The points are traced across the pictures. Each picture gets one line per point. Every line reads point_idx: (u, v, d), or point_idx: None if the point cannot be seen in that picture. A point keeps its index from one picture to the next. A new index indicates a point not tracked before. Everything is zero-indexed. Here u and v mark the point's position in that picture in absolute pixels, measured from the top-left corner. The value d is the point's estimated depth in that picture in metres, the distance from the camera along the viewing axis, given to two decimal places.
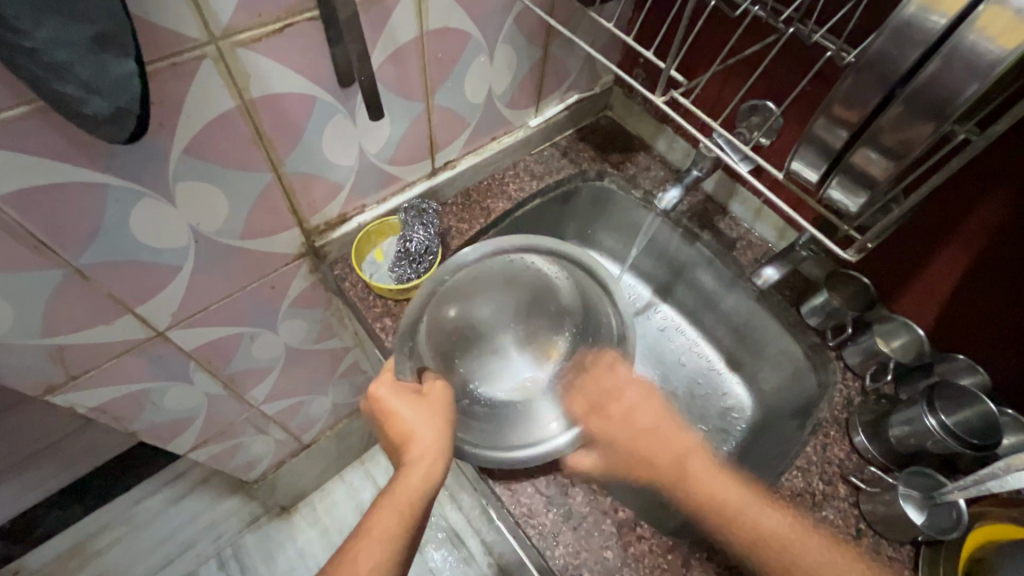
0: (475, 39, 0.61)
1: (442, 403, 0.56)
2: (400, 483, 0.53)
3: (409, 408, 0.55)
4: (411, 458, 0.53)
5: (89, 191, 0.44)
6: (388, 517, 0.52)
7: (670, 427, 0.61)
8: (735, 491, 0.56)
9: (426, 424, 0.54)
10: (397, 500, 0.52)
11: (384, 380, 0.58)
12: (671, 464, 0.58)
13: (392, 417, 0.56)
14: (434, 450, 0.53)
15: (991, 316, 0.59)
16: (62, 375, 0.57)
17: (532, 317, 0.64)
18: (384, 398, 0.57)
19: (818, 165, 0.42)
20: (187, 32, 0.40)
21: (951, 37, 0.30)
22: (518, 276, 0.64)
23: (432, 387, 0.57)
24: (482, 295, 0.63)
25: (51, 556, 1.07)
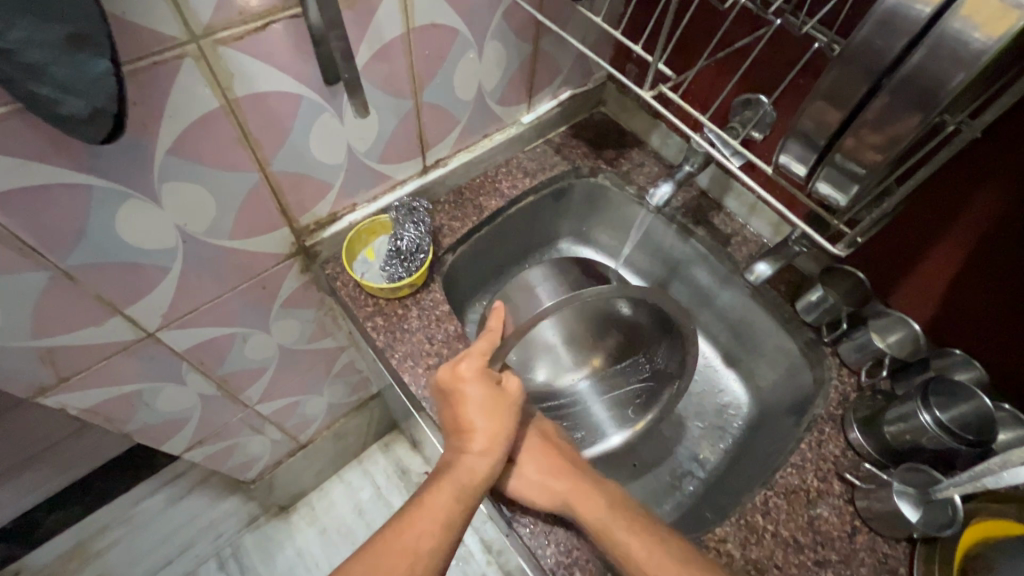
0: (463, 35, 0.61)
1: (513, 403, 0.56)
2: (461, 466, 0.53)
3: (486, 398, 0.55)
4: (476, 447, 0.54)
5: (74, 192, 0.44)
6: (444, 499, 0.51)
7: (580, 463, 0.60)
8: (639, 529, 0.53)
9: (493, 419, 0.55)
10: (456, 482, 0.52)
11: (471, 361, 0.56)
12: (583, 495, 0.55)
13: (464, 402, 0.55)
14: (497, 443, 0.55)
15: (987, 311, 0.59)
16: (53, 376, 0.57)
17: (582, 336, 0.70)
18: (464, 380, 0.55)
19: (807, 159, 0.41)
20: (167, 31, 0.40)
21: (936, 25, 0.30)
22: (607, 314, 0.69)
23: (509, 382, 0.57)
24: (563, 321, 0.68)
25: (53, 556, 1.06)
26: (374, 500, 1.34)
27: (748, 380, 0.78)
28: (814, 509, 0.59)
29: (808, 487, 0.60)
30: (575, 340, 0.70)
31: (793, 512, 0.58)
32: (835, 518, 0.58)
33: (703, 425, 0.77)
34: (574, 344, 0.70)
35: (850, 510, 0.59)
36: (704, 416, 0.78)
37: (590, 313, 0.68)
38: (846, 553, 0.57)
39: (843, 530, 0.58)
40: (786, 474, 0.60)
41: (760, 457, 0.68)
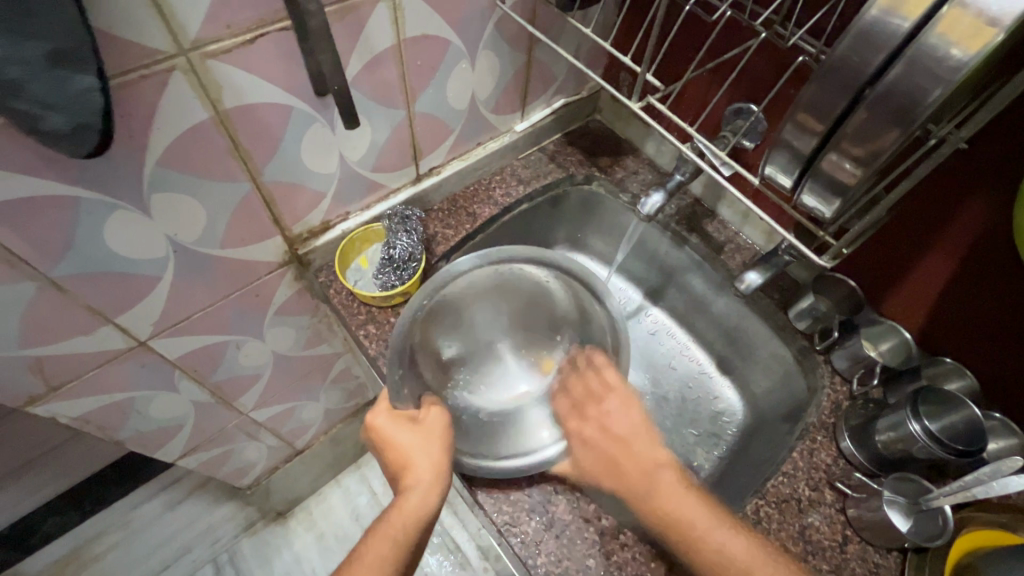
0: (455, 45, 0.61)
1: (437, 432, 0.56)
2: (398, 509, 0.54)
3: (408, 435, 0.55)
4: (407, 485, 0.54)
5: (62, 205, 0.44)
6: (383, 543, 0.53)
7: (646, 439, 0.59)
8: (697, 508, 0.53)
9: (422, 453, 0.55)
10: (391, 527, 0.54)
11: (382, 408, 0.57)
12: (640, 476, 0.56)
13: (394, 446, 0.55)
14: (431, 476, 0.54)
15: (980, 319, 0.59)
16: (43, 386, 0.57)
17: (530, 333, 0.69)
18: (382, 427, 0.56)
19: (791, 171, 0.41)
20: (155, 44, 0.40)
21: (915, 40, 0.30)
22: (521, 286, 0.66)
23: (428, 413, 0.57)
24: (484, 292, 0.64)
25: (48, 562, 1.05)
26: (371, 505, 1.34)
27: (742, 388, 0.79)
28: (805, 519, 0.59)
29: (799, 496, 0.60)
30: (526, 338, 0.68)
31: (784, 522, 0.58)
32: (825, 527, 0.58)
33: (697, 432, 0.78)
34: (523, 347, 0.68)
35: (841, 519, 0.59)
36: (698, 423, 0.78)
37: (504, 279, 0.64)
38: (837, 564, 0.56)
39: (834, 540, 0.58)
40: (777, 483, 0.60)
41: (752, 465, 0.68)
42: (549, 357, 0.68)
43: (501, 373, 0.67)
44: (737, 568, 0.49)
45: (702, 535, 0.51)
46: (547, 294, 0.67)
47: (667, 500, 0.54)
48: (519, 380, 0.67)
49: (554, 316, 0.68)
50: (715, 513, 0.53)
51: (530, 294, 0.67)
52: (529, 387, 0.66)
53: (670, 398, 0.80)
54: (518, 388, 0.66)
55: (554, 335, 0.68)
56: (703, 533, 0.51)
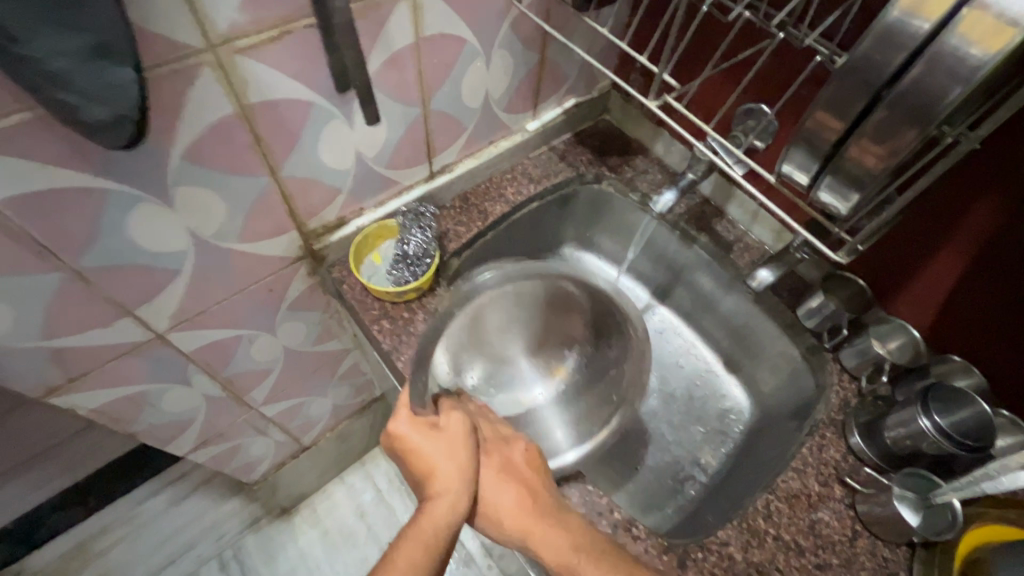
0: (471, 44, 0.62)
1: (461, 436, 0.56)
2: (427, 515, 0.51)
3: (431, 440, 0.55)
4: (436, 489, 0.52)
5: (89, 196, 0.45)
6: (412, 552, 0.49)
7: (546, 481, 0.56)
8: (594, 549, 0.51)
9: (447, 458, 0.54)
10: (421, 535, 0.50)
11: (401, 417, 0.56)
12: (543, 516, 0.53)
13: (416, 452, 0.55)
14: (459, 478, 0.53)
15: (987, 317, 0.60)
16: (62, 377, 0.57)
17: (544, 341, 0.72)
18: (403, 435, 0.56)
19: (808, 167, 0.42)
20: (186, 39, 0.41)
21: (935, 40, 0.31)
22: (549, 302, 0.70)
23: (450, 419, 0.57)
24: (507, 308, 0.68)
25: (54, 556, 1.05)
26: (375, 502, 1.34)
27: (749, 386, 0.79)
28: (814, 513, 0.59)
29: (809, 491, 0.60)
30: (540, 345, 0.72)
31: (793, 516, 0.59)
32: (835, 522, 0.59)
33: (704, 429, 0.78)
34: (537, 354, 0.72)
35: (851, 514, 0.59)
36: (706, 421, 0.79)
37: (525, 296, 0.69)
38: (847, 557, 0.57)
39: (843, 534, 0.58)
40: (787, 478, 0.61)
41: (761, 461, 0.69)
42: (561, 366, 0.71)
43: (515, 376, 0.71)
44: None
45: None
46: (568, 311, 0.71)
47: (566, 547, 0.51)
48: (531, 384, 0.71)
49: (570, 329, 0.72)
50: (617, 560, 0.50)
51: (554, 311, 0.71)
52: (540, 392, 0.70)
53: (678, 396, 0.81)
54: (530, 392, 0.70)
55: (567, 346, 0.72)
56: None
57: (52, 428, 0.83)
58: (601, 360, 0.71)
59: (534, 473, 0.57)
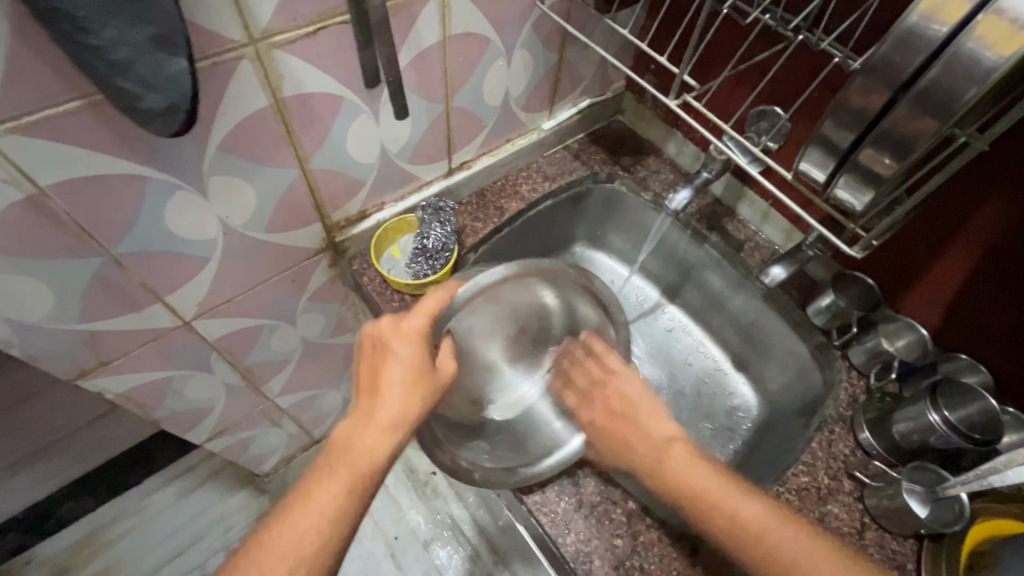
0: (494, 43, 0.64)
1: (439, 380, 0.55)
2: (364, 439, 0.50)
3: (412, 363, 0.53)
4: (384, 421, 0.51)
5: (131, 183, 0.47)
6: (341, 478, 0.48)
7: (650, 414, 0.55)
8: (713, 477, 0.50)
9: (410, 391, 0.53)
10: (351, 466, 0.49)
11: (409, 322, 0.54)
12: (654, 449, 0.53)
13: (389, 363, 0.53)
14: (405, 417, 0.52)
15: (996, 316, 0.61)
16: (94, 360, 0.59)
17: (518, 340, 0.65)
18: (396, 336, 0.54)
19: (825, 165, 0.44)
20: (229, 34, 0.43)
21: (951, 44, 0.33)
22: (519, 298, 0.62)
23: (442, 363, 0.56)
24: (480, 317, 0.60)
25: (66, 544, 1.09)
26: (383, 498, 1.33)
27: (757, 384, 0.81)
28: (824, 506, 0.60)
29: (819, 484, 0.62)
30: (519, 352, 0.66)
31: (803, 508, 0.60)
32: (844, 514, 0.60)
33: (712, 425, 0.80)
34: (513, 355, 0.66)
35: (860, 507, 0.61)
36: (714, 418, 0.80)
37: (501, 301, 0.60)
38: (855, 549, 0.58)
39: (852, 526, 0.60)
40: (797, 472, 0.62)
41: (769, 455, 0.70)
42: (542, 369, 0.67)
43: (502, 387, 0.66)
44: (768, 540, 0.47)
45: (723, 499, 0.49)
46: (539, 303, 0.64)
47: (700, 475, 0.50)
48: (516, 384, 0.67)
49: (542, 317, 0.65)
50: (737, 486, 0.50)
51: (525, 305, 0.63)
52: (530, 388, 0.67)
53: (687, 393, 0.82)
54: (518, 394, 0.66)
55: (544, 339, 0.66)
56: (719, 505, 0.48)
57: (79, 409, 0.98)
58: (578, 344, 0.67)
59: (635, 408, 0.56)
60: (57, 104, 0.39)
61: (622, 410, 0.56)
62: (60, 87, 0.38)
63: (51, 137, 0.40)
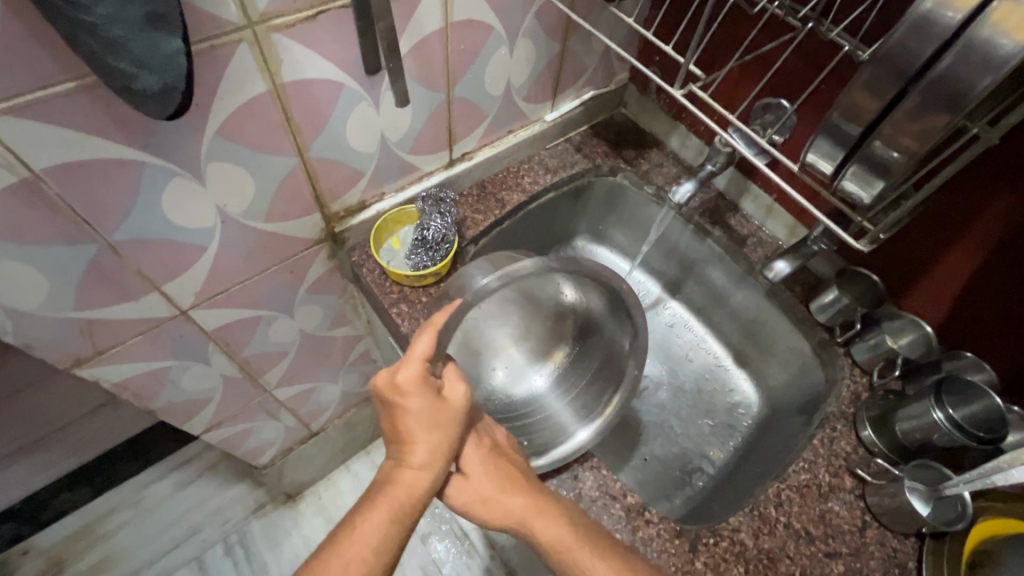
0: (497, 31, 0.63)
1: (458, 414, 0.53)
2: (399, 480, 0.52)
3: (428, 410, 0.52)
4: (416, 461, 0.52)
5: (127, 168, 0.46)
6: (382, 517, 0.51)
7: (542, 495, 0.55)
8: (583, 540, 0.52)
9: (432, 432, 0.52)
10: (391, 502, 0.52)
11: (410, 370, 0.51)
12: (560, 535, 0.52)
13: (405, 413, 0.52)
14: (436, 456, 0.53)
15: (1002, 313, 0.60)
16: (90, 349, 0.58)
17: (535, 326, 0.68)
18: (402, 390, 0.51)
19: (834, 157, 0.43)
20: (226, 16, 0.42)
21: (967, 30, 0.32)
22: (535, 286, 0.63)
23: (454, 395, 0.53)
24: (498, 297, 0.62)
25: (63, 535, 1.08)
26: None
27: (758, 380, 0.80)
28: (825, 503, 0.60)
29: (820, 482, 0.61)
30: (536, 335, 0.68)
31: (804, 506, 0.60)
32: (846, 512, 0.60)
33: (713, 422, 0.79)
34: (528, 340, 0.68)
35: (861, 504, 0.60)
36: (715, 414, 0.80)
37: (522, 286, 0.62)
38: (856, 547, 0.58)
39: (854, 524, 0.59)
40: (798, 469, 0.62)
41: (770, 452, 0.69)
42: (556, 352, 0.69)
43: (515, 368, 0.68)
44: None
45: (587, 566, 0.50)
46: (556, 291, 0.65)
47: (567, 536, 0.52)
48: (529, 370, 0.69)
49: (560, 305, 0.66)
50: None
51: (541, 293, 0.65)
52: (540, 377, 0.69)
53: (687, 389, 0.82)
54: (530, 381, 0.69)
55: (562, 327, 0.68)
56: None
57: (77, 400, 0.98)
58: (595, 332, 0.68)
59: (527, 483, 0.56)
60: (50, 85, 0.38)
61: (520, 483, 0.55)
62: (54, 67, 0.37)
63: (46, 120, 0.40)
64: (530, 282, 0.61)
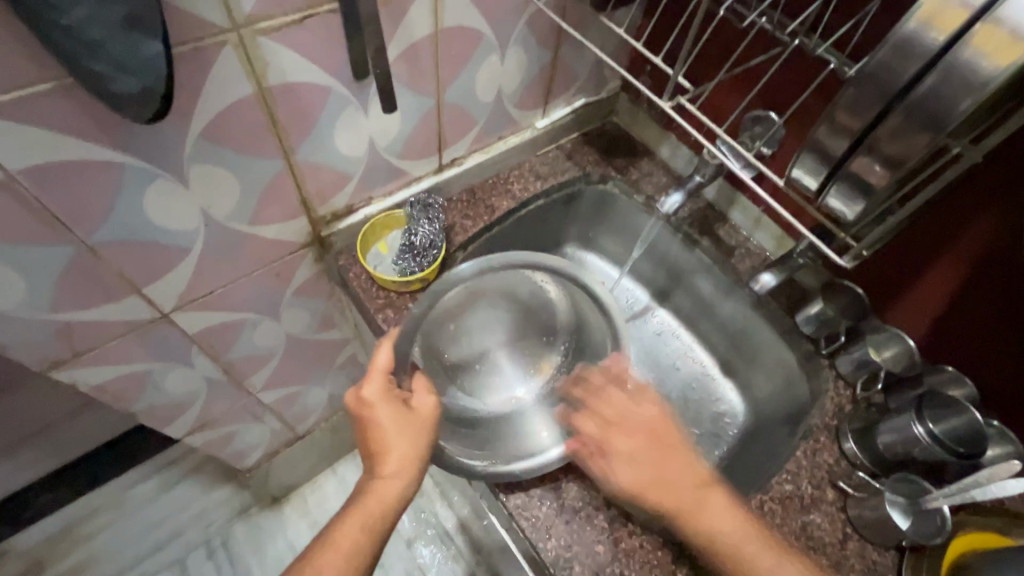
0: (488, 39, 0.62)
1: (427, 423, 0.55)
2: (374, 490, 0.52)
3: (395, 420, 0.54)
4: (389, 470, 0.53)
5: (107, 170, 0.45)
6: (355, 528, 0.50)
7: (688, 456, 0.53)
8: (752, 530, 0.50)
9: (405, 440, 0.54)
10: (364, 513, 0.51)
11: (375, 383, 0.56)
12: (688, 493, 0.51)
13: (375, 428, 0.54)
14: (408, 464, 0.53)
15: (983, 328, 0.61)
16: (67, 351, 0.57)
17: (523, 330, 0.68)
18: (371, 404, 0.55)
19: (817, 173, 0.43)
20: (210, 18, 0.42)
21: (949, 53, 0.32)
22: (515, 286, 0.67)
23: (421, 403, 0.56)
24: (484, 300, 0.66)
25: (41, 537, 1.07)
26: None
27: (744, 390, 0.80)
28: (807, 515, 0.60)
29: (802, 494, 0.61)
30: (525, 343, 0.68)
31: (787, 518, 0.60)
32: (827, 524, 0.60)
33: (698, 432, 0.79)
34: (517, 348, 0.68)
35: (842, 517, 0.61)
36: (701, 423, 0.80)
37: (505, 287, 0.66)
38: (837, 560, 0.58)
39: (835, 536, 0.59)
40: (781, 480, 0.62)
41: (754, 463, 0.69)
42: (547, 361, 0.68)
43: (503, 381, 0.66)
44: None
45: (752, 557, 0.48)
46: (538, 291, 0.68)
47: (738, 520, 0.50)
48: (519, 383, 0.66)
49: (545, 308, 0.68)
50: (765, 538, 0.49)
51: (523, 293, 0.67)
52: (527, 389, 0.66)
53: (674, 398, 0.82)
54: (518, 394, 0.66)
55: (548, 334, 0.68)
56: (758, 562, 0.48)
57: (46, 407, 0.93)
58: (583, 338, 0.67)
59: (670, 448, 0.54)
60: (27, 86, 0.37)
61: (677, 456, 0.53)
62: (29, 68, 0.37)
63: (21, 120, 0.39)
64: (508, 283, 0.66)
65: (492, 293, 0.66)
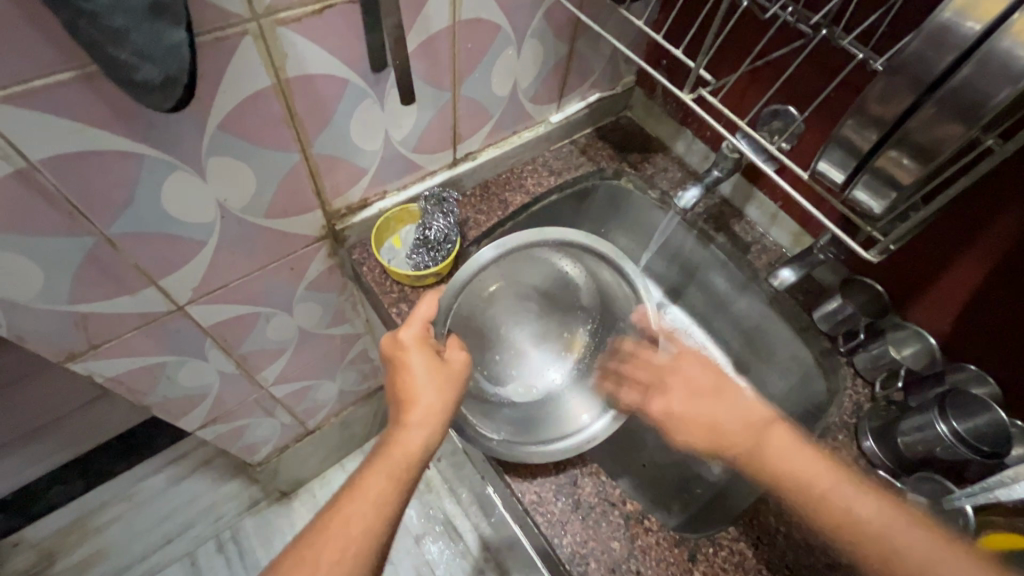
0: (505, 32, 0.62)
1: (457, 375, 0.55)
2: (399, 441, 0.51)
3: (426, 367, 0.54)
4: (414, 419, 0.52)
5: (127, 160, 0.45)
6: (380, 476, 0.49)
7: (740, 399, 0.56)
8: (818, 465, 0.51)
9: (435, 390, 0.53)
10: (390, 462, 0.50)
11: (412, 329, 0.56)
12: (748, 434, 0.54)
13: (407, 373, 0.54)
14: (436, 414, 0.53)
15: (1007, 327, 0.60)
16: (84, 343, 0.58)
17: (545, 313, 0.69)
18: (406, 348, 0.55)
19: (845, 166, 0.43)
20: (231, 8, 0.41)
21: (986, 42, 0.31)
22: (544, 270, 0.68)
23: (454, 356, 0.57)
24: (513, 285, 0.67)
25: (54, 528, 1.07)
26: None
27: (758, 388, 0.80)
28: None
29: None
30: (548, 328, 0.69)
31: None
32: None
33: None
34: (541, 334, 0.69)
35: None
36: None
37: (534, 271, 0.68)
38: None
39: None
40: None
41: None
42: (570, 346, 0.69)
43: (526, 366, 0.68)
44: (869, 527, 0.47)
45: (827, 490, 0.50)
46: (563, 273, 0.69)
47: (801, 455, 0.52)
48: (543, 369, 0.68)
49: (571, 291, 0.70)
50: (839, 471, 0.51)
51: (550, 277, 0.69)
52: (551, 374, 0.67)
53: None
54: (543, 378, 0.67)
55: (571, 319, 0.70)
56: (823, 488, 0.50)
57: (58, 400, 0.93)
58: (609, 317, 0.68)
59: (722, 397, 0.57)
60: (50, 74, 0.37)
61: (721, 400, 0.56)
62: (54, 55, 0.37)
63: (42, 109, 0.39)
64: (534, 266, 0.68)
65: (522, 278, 0.68)
